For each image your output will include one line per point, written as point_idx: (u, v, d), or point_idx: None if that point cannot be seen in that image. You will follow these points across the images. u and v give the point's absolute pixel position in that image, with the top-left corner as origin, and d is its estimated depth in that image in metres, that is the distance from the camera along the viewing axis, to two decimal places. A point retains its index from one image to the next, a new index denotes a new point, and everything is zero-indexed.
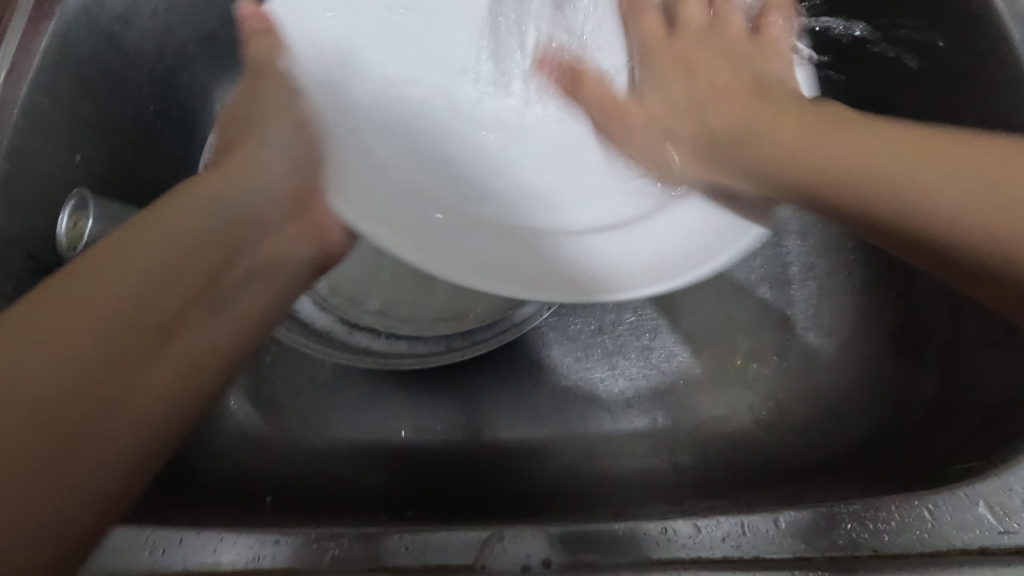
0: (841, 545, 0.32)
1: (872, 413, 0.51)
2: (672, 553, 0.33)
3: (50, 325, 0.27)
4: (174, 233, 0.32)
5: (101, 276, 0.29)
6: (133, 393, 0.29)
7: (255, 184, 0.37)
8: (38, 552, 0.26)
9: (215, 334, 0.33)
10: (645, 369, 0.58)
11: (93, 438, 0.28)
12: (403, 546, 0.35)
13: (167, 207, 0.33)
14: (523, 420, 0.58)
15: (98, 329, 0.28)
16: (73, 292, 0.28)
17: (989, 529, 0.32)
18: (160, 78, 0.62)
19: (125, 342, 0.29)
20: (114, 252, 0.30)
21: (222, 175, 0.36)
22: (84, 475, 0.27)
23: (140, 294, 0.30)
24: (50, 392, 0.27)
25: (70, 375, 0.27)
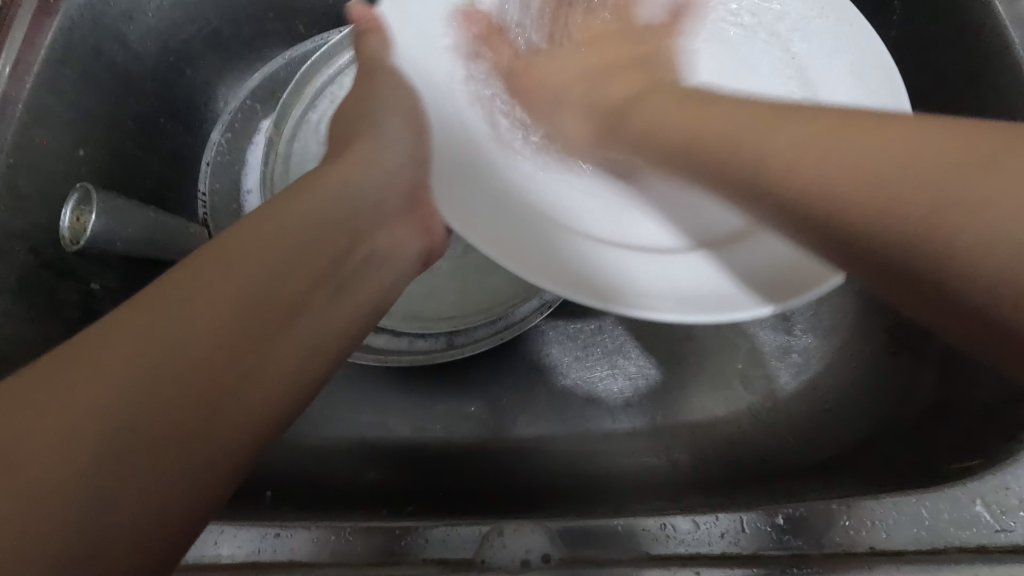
0: (839, 542, 0.33)
1: (870, 412, 0.51)
2: (671, 549, 0.33)
3: (237, 287, 0.28)
4: (317, 211, 0.33)
5: (263, 248, 0.30)
6: (282, 355, 0.29)
7: (373, 171, 0.39)
8: (127, 523, 0.23)
9: (339, 313, 0.33)
10: (644, 368, 0.59)
11: (250, 396, 0.27)
12: (404, 540, 0.35)
13: (303, 193, 0.34)
14: (522, 417, 0.58)
15: (260, 303, 0.29)
16: (228, 259, 0.29)
17: (986, 526, 0.32)
18: (163, 74, 0.62)
19: (275, 314, 0.29)
20: (274, 221, 0.31)
21: (343, 171, 0.37)
22: (240, 435, 0.27)
23: (277, 258, 0.30)
24: (209, 354, 0.26)
25: (218, 343, 0.27)
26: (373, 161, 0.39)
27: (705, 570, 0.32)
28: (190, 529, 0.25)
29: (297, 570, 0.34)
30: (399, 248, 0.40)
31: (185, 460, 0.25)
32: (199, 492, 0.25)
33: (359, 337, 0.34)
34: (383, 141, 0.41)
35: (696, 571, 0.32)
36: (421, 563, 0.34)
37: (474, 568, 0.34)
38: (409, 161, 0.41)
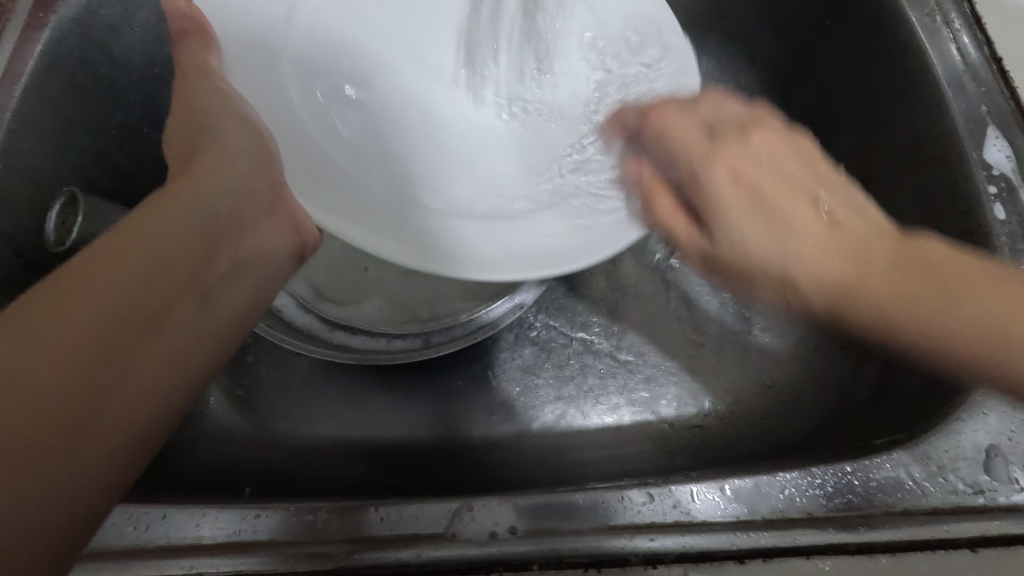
0: (780, 509, 0.36)
1: (821, 404, 0.55)
2: (628, 519, 0.36)
3: (71, 300, 0.24)
4: (180, 211, 0.30)
5: (115, 256, 0.26)
6: (150, 358, 0.26)
7: (221, 171, 0.34)
8: (73, 486, 0.23)
9: (210, 313, 0.30)
10: (612, 367, 0.62)
11: (102, 421, 0.24)
12: (379, 518, 0.37)
13: (189, 177, 0.32)
14: (494, 415, 0.61)
15: (105, 306, 0.25)
16: (70, 270, 0.25)
17: (908, 491, 0.35)
18: (148, 86, 0.64)
19: (134, 317, 0.26)
20: (122, 231, 0.27)
21: (188, 180, 0.32)
22: (96, 450, 0.24)
23: (134, 262, 0.27)
24: (111, 316, 0.25)
25: (125, 300, 0.26)
26: (229, 160, 0.35)
27: (659, 537, 0.35)
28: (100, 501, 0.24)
29: (276, 549, 0.36)
30: (269, 249, 0.35)
31: (86, 419, 0.24)
32: (114, 448, 0.25)
33: (237, 336, 0.32)
34: (233, 151, 0.35)
35: (651, 538, 0.35)
36: (395, 539, 0.36)
37: (445, 541, 0.36)
38: (241, 162, 0.35)
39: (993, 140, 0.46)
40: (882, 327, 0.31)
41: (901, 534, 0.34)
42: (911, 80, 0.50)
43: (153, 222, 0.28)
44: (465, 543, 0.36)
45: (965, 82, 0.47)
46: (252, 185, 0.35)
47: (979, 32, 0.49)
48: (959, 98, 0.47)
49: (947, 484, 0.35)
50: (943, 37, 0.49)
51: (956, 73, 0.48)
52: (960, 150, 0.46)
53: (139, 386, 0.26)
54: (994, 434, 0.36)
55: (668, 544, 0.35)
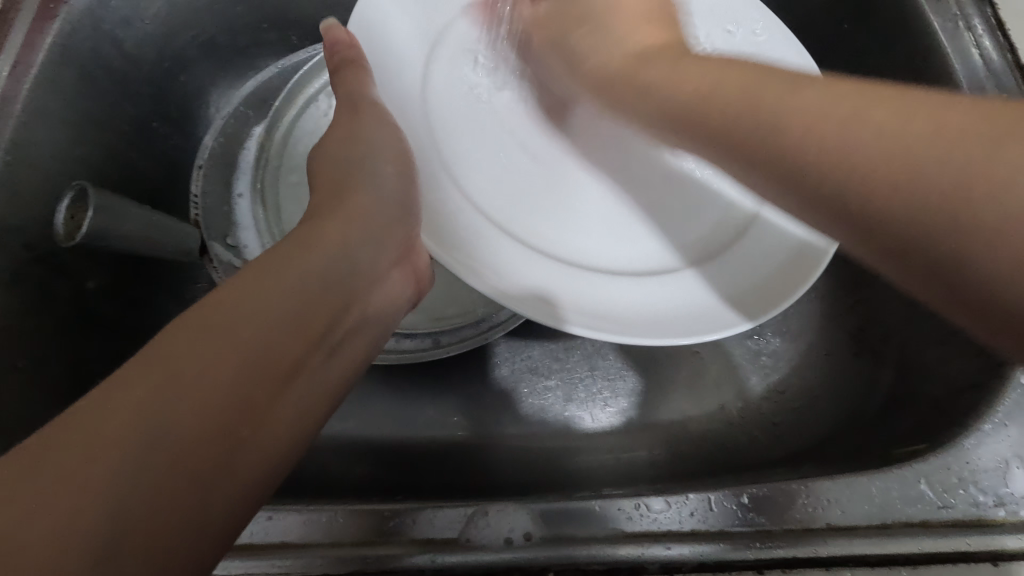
0: (800, 518, 0.35)
1: (834, 409, 0.54)
2: (644, 527, 0.36)
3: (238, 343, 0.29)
4: (330, 265, 0.35)
5: (273, 305, 0.31)
6: (292, 406, 0.31)
7: (363, 218, 0.39)
8: (227, 507, 0.27)
9: (333, 367, 0.34)
10: (622, 369, 0.61)
11: (253, 452, 0.28)
12: (392, 521, 0.36)
13: (331, 225, 0.37)
14: (503, 416, 0.60)
15: (267, 353, 0.30)
16: (244, 315, 0.30)
17: (929, 503, 0.35)
18: (158, 79, 0.63)
19: (284, 365, 0.30)
20: (281, 285, 0.32)
21: (340, 224, 0.38)
22: (247, 478, 0.28)
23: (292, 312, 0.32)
24: (264, 365, 0.30)
25: (269, 352, 0.30)
26: (364, 211, 0.39)
27: (676, 545, 0.35)
28: (241, 518, 0.28)
29: (289, 551, 0.35)
30: (394, 299, 0.41)
31: (241, 449, 0.28)
32: (262, 474, 0.29)
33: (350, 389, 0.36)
34: (370, 198, 0.40)
35: (668, 546, 0.35)
36: (409, 543, 0.36)
37: (460, 546, 0.35)
38: (386, 208, 0.41)
39: None
40: (781, 157, 0.29)
41: (921, 546, 0.34)
42: (932, 85, 0.50)
43: (307, 272, 0.33)
44: (479, 549, 0.35)
45: (987, 88, 0.47)
46: (393, 232, 0.40)
47: (1002, 37, 0.48)
48: None
49: (968, 496, 0.35)
50: (965, 41, 0.48)
51: (978, 77, 0.47)
52: None
53: (281, 428, 0.30)
54: (1016, 446, 0.36)
55: (685, 552, 0.35)
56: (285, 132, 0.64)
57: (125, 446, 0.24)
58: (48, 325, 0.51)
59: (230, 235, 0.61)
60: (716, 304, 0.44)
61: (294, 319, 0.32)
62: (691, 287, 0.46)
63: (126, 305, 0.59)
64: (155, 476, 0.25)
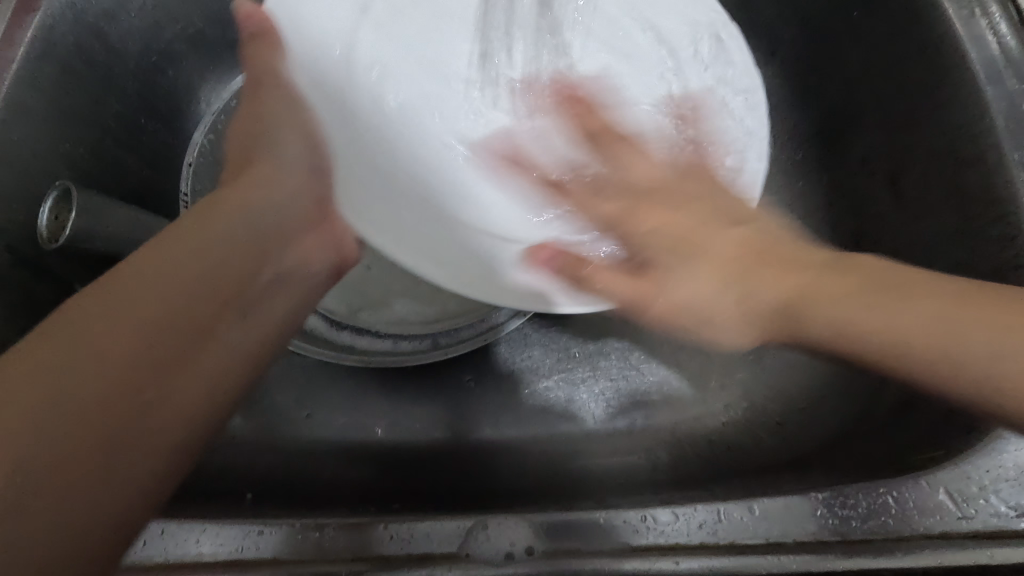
0: (813, 531, 0.34)
1: (844, 410, 0.53)
2: (651, 540, 0.34)
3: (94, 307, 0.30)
4: (223, 236, 0.36)
5: (158, 282, 0.32)
6: (201, 373, 0.32)
7: (269, 203, 0.40)
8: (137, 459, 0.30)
9: (246, 338, 0.35)
10: (625, 370, 0.60)
11: (148, 418, 0.30)
12: (388, 536, 0.35)
13: (238, 187, 0.39)
14: (503, 418, 0.59)
15: (159, 326, 0.31)
16: (125, 283, 0.31)
17: (948, 514, 0.34)
18: (145, 73, 0.62)
19: (181, 337, 0.32)
20: (167, 260, 0.33)
21: (237, 200, 0.38)
22: (145, 453, 0.30)
23: (184, 289, 0.32)
24: (189, 313, 0.32)
25: (184, 313, 0.32)
26: (273, 191, 0.40)
27: (685, 560, 0.34)
28: (185, 459, 0.32)
29: (280, 568, 0.34)
30: (313, 262, 0.42)
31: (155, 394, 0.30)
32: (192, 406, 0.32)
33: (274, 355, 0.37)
34: (287, 167, 0.42)
35: (676, 561, 0.33)
36: (405, 558, 0.34)
37: (459, 562, 0.34)
38: (298, 176, 0.42)
39: None
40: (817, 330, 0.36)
41: (939, 559, 0.33)
42: (944, 75, 0.48)
43: (181, 240, 0.34)
44: (480, 565, 0.34)
45: (1003, 75, 0.45)
46: (300, 196, 0.42)
47: None
48: (994, 95, 0.45)
49: (989, 506, 0.34)
50: (979, 27, 0.46)
51: (994, 67, 0.45)
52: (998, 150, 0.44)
53: (188, 381, 0.32)
54: None
55: (694, 566, 0.33)
56: None
57: (93, 373, 0.29)
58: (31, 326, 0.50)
59: None
60: (718, 283, 0.39)
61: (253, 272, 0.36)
62: (705, 256, 0.40)
63: None
64: (162, 392, 0.31)
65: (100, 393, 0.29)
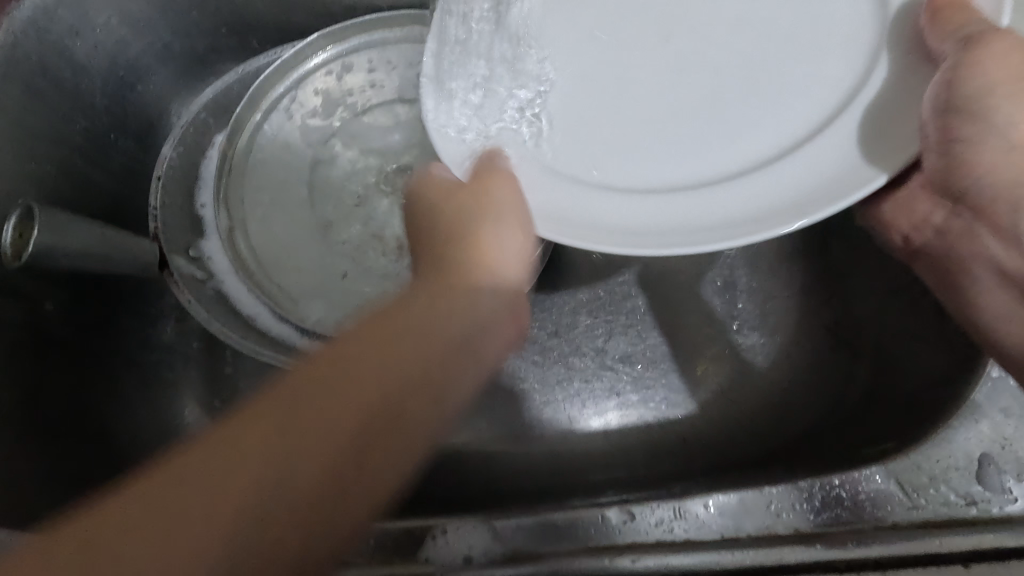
0: (767, 525, 0.34)
1: (813, 405, 0.54)
2: (610, 539, 0.35)
3: (304, 423, 0.32)
4: (422, 342, 0.36)
5: (345, 394, 0.33)
6: (317, 508, 0.31)
7: (451, 318, 0.37)
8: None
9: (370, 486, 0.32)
10: (600, 370, 0.60)
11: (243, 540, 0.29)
12: (347, 542, 0.36)
13: (440, 295, 0.38)
14: (477, 423, 0.59)
15: (332, 447, 0.32)
16: (348, 390, 0.33)
17: (898, 504, 0.34)
18: (113, 89, 0.62)
19: (326, 478, 0.31)
20: (356, 368, 0.34)
21: (435, 307, 0.37)
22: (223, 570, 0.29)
23: (354, 403, 0.33)
24: (339, 447, 0.32)
25: (331, 445, 0.32)
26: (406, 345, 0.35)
27: (641, 558, 0.34)
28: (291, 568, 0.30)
29: None
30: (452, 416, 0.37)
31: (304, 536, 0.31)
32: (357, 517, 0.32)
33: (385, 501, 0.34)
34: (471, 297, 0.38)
35: (632, 559, 0.34)
36: (364, 564, 0.35)
37: (418, 567, 0.35)
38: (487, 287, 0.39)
39: None
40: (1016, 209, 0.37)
41: (891, 549, 0.33)
42: None
43: (394, 354, 0.35)
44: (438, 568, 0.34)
45: None
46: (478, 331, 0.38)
47: None
48: None
49: (939, 496, 0.34)
50: None
51: None
52: None
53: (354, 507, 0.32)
54: (987, 441, 0.35)
55: (650, 564, 0.34)
56: (249, 139, 0.61)
57: (208, 515, 0.29)
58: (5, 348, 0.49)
59: (193, 246, 0.61)
60: (752, 218, 0.36)
61: (385, 387, 0.34)
62: (751, 194, 0.37)
63: (86, 326, 0.56)
64: (280, 500, 0.30)
65: (213, 529, 0.29)
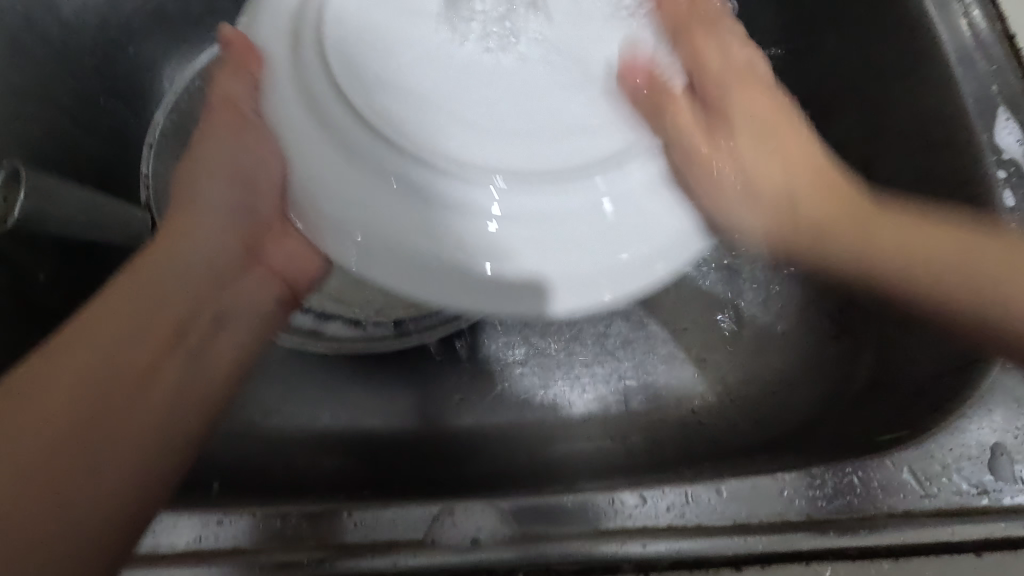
0: (779, 512, 0.34)
1: (819, 393, 0.53)
2: (619, 523, 0.34)
3: (41, 399, 0.31)
4: (175, 284, 0.37)
5: (85, 337, 0.33)
6: (122, 429, 0.32)
7: (180, 256, 0.38)
8: (73, 540, 0.29)
9: (194, 374, 0.36)
10: (600, 355, 0.59)
11: (79, 493, 0.30)
12: (353, 523, 0.34)
13: (168, 240, 0.38)
14: (476, 407, 0.57)
15: (76, 401, 0.32)
16: (69, 358, 0.32)
17: (912, 493, 0.34)
18: (103, 52, 0.59)
19: (85, 431, 0.31)
20: (99, 326, 0.34)
21: (165, 248, 0.38)
22: (88, 502, 0.30)
23: (97, 351, 0.33)
24: (118, 366, 0.33)
25: (113, 366, 0.33)
26: (204, 226, 0.39)
27: (652, 543, 0.33)
28: (166, 468, 0.33)
29: (242, 557, 0.33)
30: (255, 296, 0.41)
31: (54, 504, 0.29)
32: (157, 463, 0.33)
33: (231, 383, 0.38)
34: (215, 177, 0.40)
35: (644, 544, 0.33)
36: (370, 545, 0.34)
37: (425, 548, 0.33)
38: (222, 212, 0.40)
39: (1003, 123, 0.43)
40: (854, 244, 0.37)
41: (902, 536, 0.33)
42: (917, 59, 0.47)
43: (103, 319, 0.34)
44: (445, 550, 0.33)
45: (974, 58, 0.45)
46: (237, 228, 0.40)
47: (991, 6, 0.47)
48: (968, 76, 0.44)
49: (951, 484, 0.34)
50: (952, 9, 0.46)
51: (966, 51, 0.45)
52: (967, 133, 0.44)
53: (143, 410, 0.33)
54: (1000, 431, 0.35)
55: (661, 549, 0.33)
56: None
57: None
58: None
59: None
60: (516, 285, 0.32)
61: (188, 341, 0.36)
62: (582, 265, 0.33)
63: (72, 294, 0.53)
64: (139, 437, 0.33)
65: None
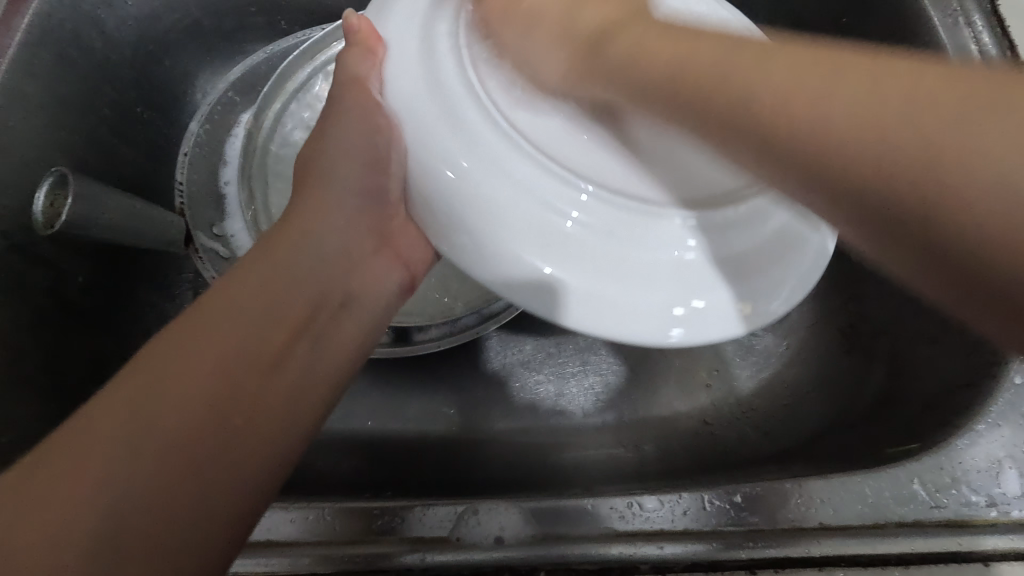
0: (792, 518, 0.35)
1: (829, 406, 0.54)
2: (636, 525, 0.36)
3: (201, 365, 0.31)
4: (314, 273, 0.38)
5: (229, 316, 0.33)
6: (268, 407, 0.33)
7: (309, 247, 0.38)
8: (193, 527, 0.28)
9: (320, 360, 0.36)
10: (613, 365, 0.60)
11: (216, 476, 0.29)
12: (382, 519, 0.36)
13: (293, 226, 0.39)
14: (492, 412, 0.59)
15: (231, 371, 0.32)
16: (213, 332, 0.33)
17: (921, 503, 0.35)
18: (142, 63, 0.61)
19: (229, 409, 0.31)
20: (249, 308, 0.34)
21: (301, 233, 0.39)
22: (214, 484, 0.29)
23: (246, 335, 0.33)
24: (251, 345, 0.33)
25: (257, 347, 0.33)
26: (335, 216, 0.40)
27: (668, 545, 0.35)
28: (285, 452, 0.33)
29: (276, 549, 0.35)
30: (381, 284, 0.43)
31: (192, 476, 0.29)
32: (291, 445, 0.33)
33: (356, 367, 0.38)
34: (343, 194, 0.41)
35: (660, 546, 0.35)
36: (398, 541, 0.35)
37: (450, 545, 0.35)
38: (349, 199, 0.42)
39: None
40: None
41: (911, 545, 0.34)
42: None
43: (253, 294, 0.35)
44: (470, 547, 0.35)
45: None
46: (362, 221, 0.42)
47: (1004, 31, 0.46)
48: None
49: (960, 496, 0.35)
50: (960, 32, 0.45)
51: None
52: None
53: (281, 391, 0.33)
54: (1010, 446, 0.36)
55: (678, 552, 0.35)
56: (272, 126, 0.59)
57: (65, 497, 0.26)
58: (26, 317, 0.48)
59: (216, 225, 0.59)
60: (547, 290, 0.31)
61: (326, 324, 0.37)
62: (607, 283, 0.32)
63: (108, 295, 0.55)
64: (263, 424, 0.32)
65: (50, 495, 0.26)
